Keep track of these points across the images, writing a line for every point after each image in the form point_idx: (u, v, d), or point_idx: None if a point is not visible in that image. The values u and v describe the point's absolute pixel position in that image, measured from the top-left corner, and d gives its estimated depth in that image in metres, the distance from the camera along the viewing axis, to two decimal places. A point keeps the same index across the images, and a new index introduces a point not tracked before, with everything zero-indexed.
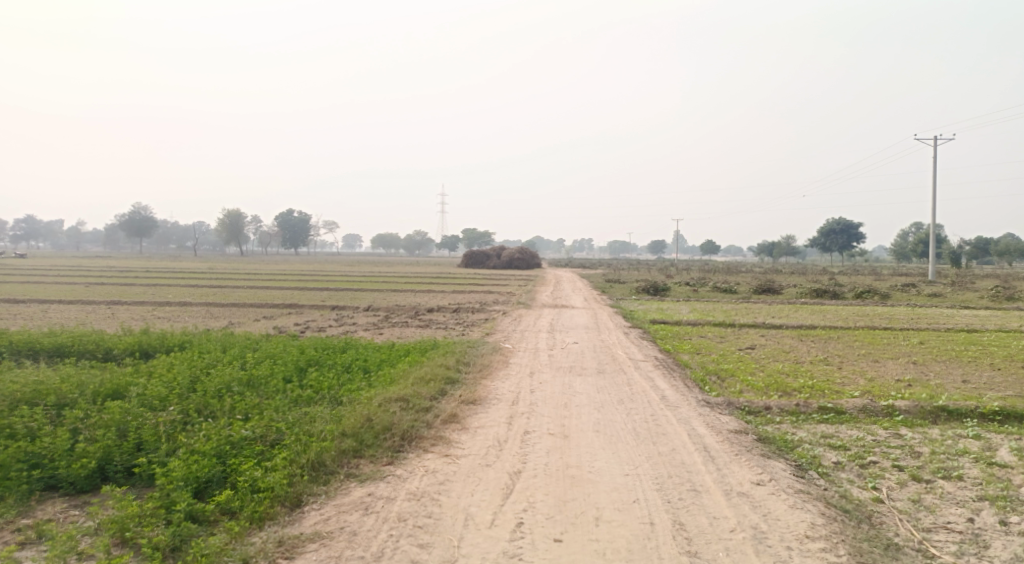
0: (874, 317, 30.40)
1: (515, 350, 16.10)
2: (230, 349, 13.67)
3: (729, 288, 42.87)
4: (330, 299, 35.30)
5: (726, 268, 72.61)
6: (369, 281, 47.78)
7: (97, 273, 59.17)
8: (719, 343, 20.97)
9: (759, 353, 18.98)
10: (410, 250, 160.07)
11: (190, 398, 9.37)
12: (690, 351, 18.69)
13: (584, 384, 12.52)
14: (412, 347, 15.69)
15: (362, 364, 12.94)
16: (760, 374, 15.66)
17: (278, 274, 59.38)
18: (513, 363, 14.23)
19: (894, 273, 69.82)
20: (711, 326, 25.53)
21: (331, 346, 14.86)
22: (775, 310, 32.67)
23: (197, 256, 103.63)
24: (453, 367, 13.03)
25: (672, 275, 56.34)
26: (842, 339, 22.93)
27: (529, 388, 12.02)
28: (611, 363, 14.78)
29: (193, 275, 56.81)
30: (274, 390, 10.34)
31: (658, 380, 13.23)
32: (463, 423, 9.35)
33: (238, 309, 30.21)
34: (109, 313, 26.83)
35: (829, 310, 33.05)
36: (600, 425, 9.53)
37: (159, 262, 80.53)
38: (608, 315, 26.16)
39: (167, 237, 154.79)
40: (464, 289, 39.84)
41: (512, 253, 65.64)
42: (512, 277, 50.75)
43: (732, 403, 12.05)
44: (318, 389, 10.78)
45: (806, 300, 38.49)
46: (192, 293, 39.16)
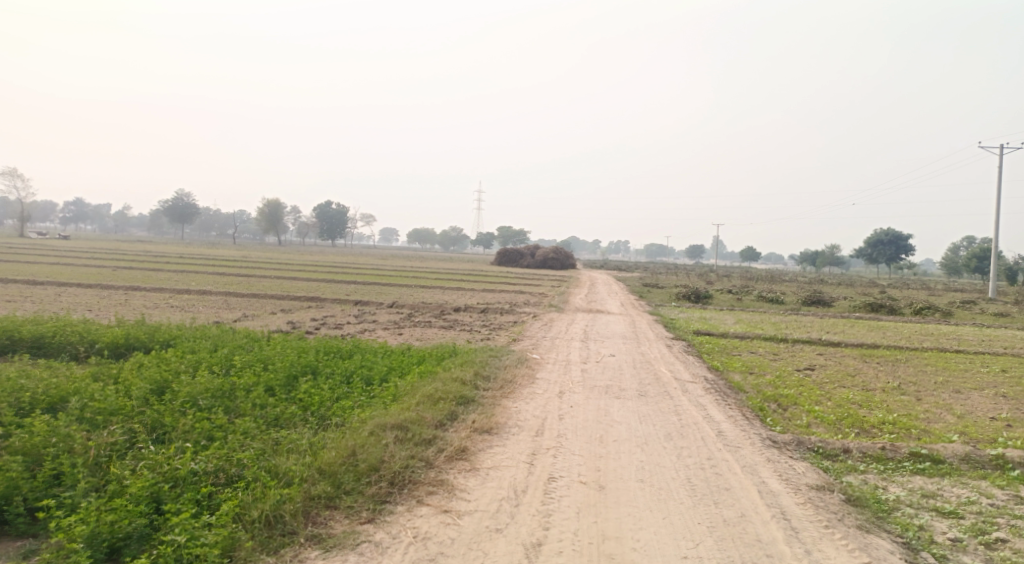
0: (938, 337, 27.74)
1: (544, 362, 14.22)
2: (220, 349, 11.99)
3: (775, 299, 40.31)
4: (353, 293, 33.65)
5: (769, 277, 69.71)
6: (400, 276, 46.20)
7: (131, 257, 58.81)
8: (774, 361, 18.80)
9: (821, 376, 16.82)
10: (446, 246, 159.14)
11: (142, 414, 7.66)
12: (742, 370, 16.60)
13: (624, 411, 10.56)
14: (427, 354, 13.85)
15: (366, 375, 11.11)
16: (827, 404, 13.52)
17: (309, 264, 58.28)
18: (541, 379, 12.32)
19: (948, 288, 66.23)
20: (761, 341, 23.34)
21: (336, 349, 13.06)
22: (829, 324, 30.20)
23: (234, 244, 103.84)
24: (470, 383, 11.13)
25: (714, 282, 53.75)
26: (911, 362, 20.50)
27: (559, 414, 10.10)
28: (655, 385, 12.75)
29: (221, 263, 55.94)
30: (252, 408, 8.59)
31: (712, 409, 11.18)
32: (472, 463, 7.48)
33: (257, 300, 28.80)
34: (122, 300, 25.61)
35: (888, 327, 30.49)
36: (645, 473, 7.60)
37: (197, 249, 80.21)
38: (648, 324, 24.08)
39: (208, 224, 155.98)
40: (495, 288, 38.00)
41: (547, 253, 63.66)
42: (547, 277, 48.84)
43: (803, 442, 10.10)
44: (306, 407, 8.99)
45: (860, 315, 35.75)
46: (215, 281, 37.90)
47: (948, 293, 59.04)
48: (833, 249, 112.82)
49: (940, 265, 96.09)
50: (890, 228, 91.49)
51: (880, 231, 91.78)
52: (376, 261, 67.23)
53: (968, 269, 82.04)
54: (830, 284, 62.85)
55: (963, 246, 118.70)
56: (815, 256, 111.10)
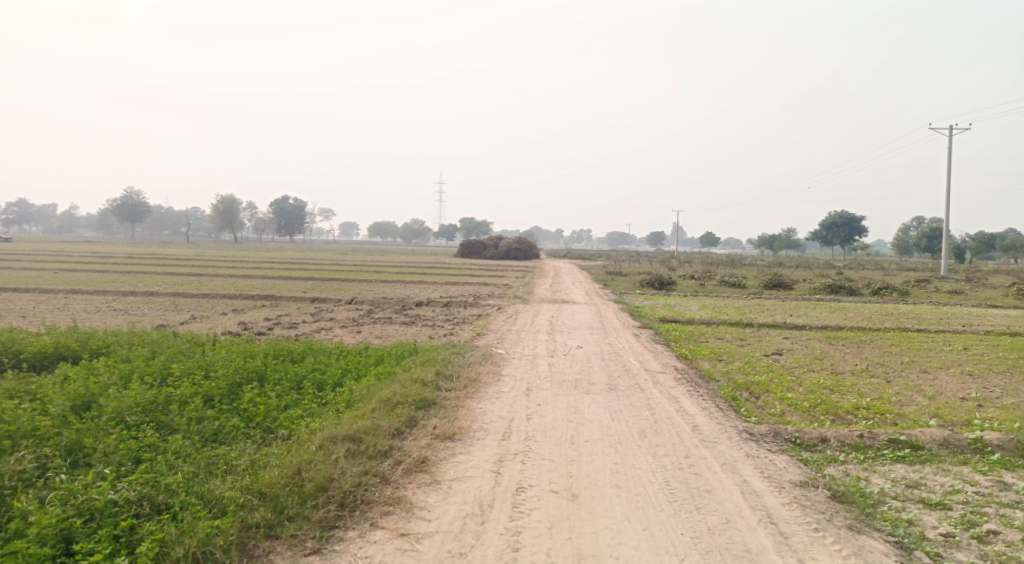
0: (899, 317, 27.83)
1: (509, 357, 13.62)
2: (159, 356, 11.16)
3: (737, 283, 40.30)
4: (311, 290, 32.61)
5: (729, 261, 70.13)
6: (359, 271, 45.17)
7: (78, 258, 56.58)
8: (741, 347, 18.49)
9: (789, 360, 16.53)
10: (407, 239, 157.64)
11: (58, 434, 6.92)
12: (710, 357, 16.24)
13: (594, 407, 10.01)
14: (386, 354, 13.14)
15: (317, 379, 10.40)
16: (799, 390, 13.17)
17: (265, 261, 56.88)
18: (506, 376, 11.69)
19: (902, 267, 67.32)
20: (726, 326, 23.08)
21: (287, 351, 12.30)
22: (791, 307, 30.16)
23: (189, 242, 101.15)
24: (431, 384, 10.47)
25: (675, 269, 53.70)
26: (876, 343, 20.36)
27: (526, 413, 9.49)
28: (624, 378, 12.23)
29: (174, 262, 54.24)
30: (187, 424, 7.87)
31: (685, 401, 10.68)
32: (433, 475, 6.84)
33: (208, 301, 27.69)
34: (62, 305, 24.35)
35: (850, 308, 30.55)
36: (621, 478, 7.06)
37: (150, 249, 77.77)
38: (613, 313, 23.63)
39: (161, 223, 152.12)
40: (457, 280, 37.27)
41: (509, 243, 63.10)
42: (509, 268, 48.23)
43: (779, 432, 9.69)
44: (249, 419, 8.28)
45: (821, 297, 35.86)
46: (166, 282, 36.48)
47: (903, 273, 59.96)
48: (789, 232, 114.44)
49: (893, 246, 97.94)
50: (843, 210, 92.88)
51: (834, 213, 93.20)
52: (335, 256, 65.89)
53: (919, 249, 83.72)
54: (789, 267, 63.37)
55: (912, 226, 121.30)
56: (772, 240, 112.42)
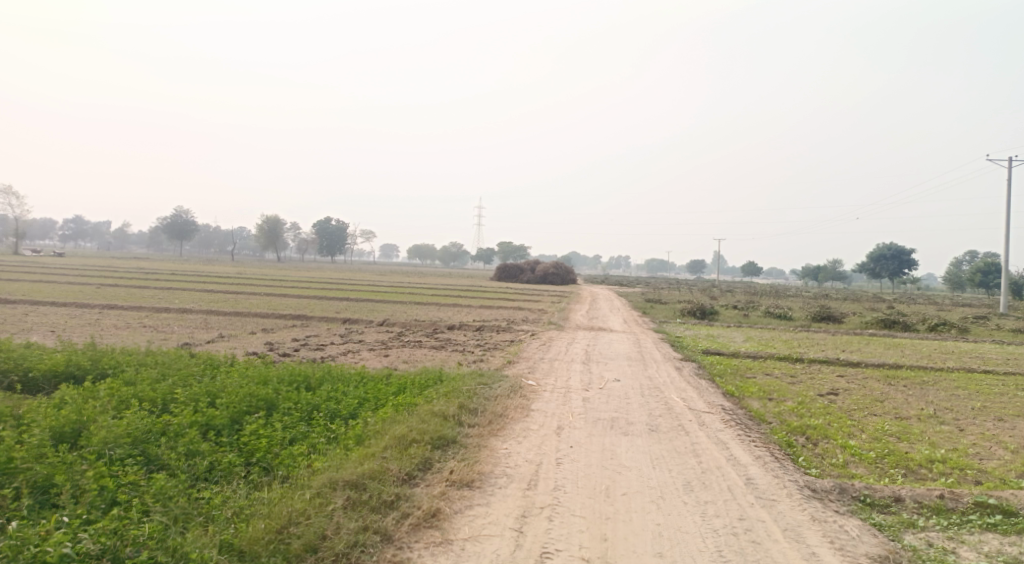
0: (961, 356, 26.02)
1: (541, 389, 12.65)
2: (166, 379, 10.41)
3: (783, 314, 38.61)
4: (344, 310, 32.03)
5: (773, 292, 68.10)
6: (395, 292, 44.64)
7: (124, 274, 57.22)
8: (793, 385, 17.20)
9: (847, 402, 15.24)
10: (446, 261, 157.81)
11: (27, 467, 6.15)
12: (760, 395, 15.04)
13: (633, 451, 8.95)
14: (409, 382, 12.24)
15: (330, 409, 9.55)
16: (861, 437, 11.94)
17: (303, 280, 56.71)
18: (536, 412, 10.70)
19: (957, 303, 64.57)
20: (774, 361, 21.76)
21: (303, 377, 11.46)
22: (842, 342, 28.59)
23: (233, 260, 102.34)
24: (452, 419, 9.53)
25: (718, 298, 51.98)
26: (941, 384, 18.83)
27: (556, 457, 8.48)
28: (666, 417, 11.11)
29: (214, 280, 54.43)
30: (178, 458, 7.04)
31: (736, 448, 9.56)
32: (444, 532, 5.91)
33: (240, 319, 27.25)
34: (94, 320, 24.10)
35: (906, 345, 28.84)
36: (664, 544, 6.05)
37: (195, 266, 78.70)
38: (654, 343, 22.40)
39: (208, 240, 154.92)
40: (492, 304, 36.36)
41: (547, 268, 62.32)
42: (547, 293, 47.27)
43: (846, 488, 8.55)
44: (248, 454, 7.44)
45: (874, 332, 33.98)
46: (201, 299, 36.24)
47: (957, 308, 57.35)
48: (835, 264, 111.36)
49: (946, 280, 94.50)
50: (893, 242, 90.00)
51: (882, 245, 90.44)
52: (373, 277, 65.74)
53: (973, 285, 80.50)
54: (836, 300, 61.22)
55: (965, 260, 117.21)
56: (816, 271, 109.48)
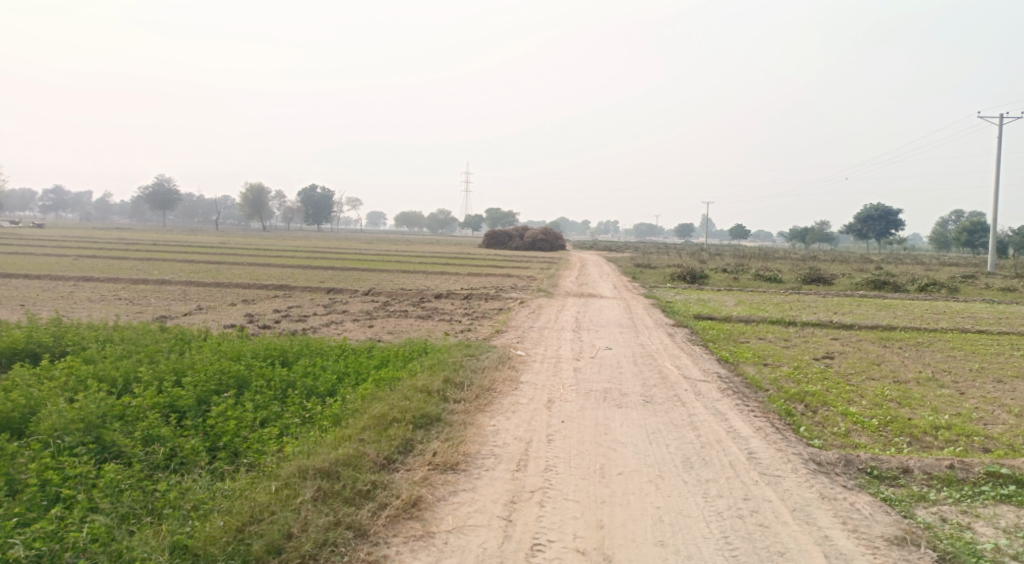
0: (953, 316, 25.72)
1: (530, 359, 12.12)
2: (131, 356, 9.81)
3: (773, 277, 38.23)
4: (328, 280, 31.34)
5: (761, 254, 67.85)
6: (381, 260, 43.93)
7: (104, 245, 56.09)
8: (787, 349, 16.78)
9: (844, 366, 14.83)
10: (433, 229, 156.60)
11: None
12: (755, 361, 14.59)
13: (628, 426, 8.45)
14: (392, 354, 11.69)
15: (306, 386, 9.00)
16: (862, 403, 11.50)
17: (287, 250, 55.80)
18: (525, 384, 10.18)
19: (944, 262, 64.54)
20: (767, 324, 21.34)
21: (279, 352, 10.90)
22: (834, 304, 28.24)
23: (218, 230, 100.98)
24: (437, 395, 9.00)
25: (706, 261, 51.60)
26: (936, 345, 18.48)
27: (547, 433, 7.96)
28: (661, 387, 10.63)
29: (196, 250, 53.50)
30: (136, 445, 6.50)
31: (735, 419, 9.08)
32: (426, 524, 5.42)
33: (219, 290, 26.52)
34: (68, 293, 23.34)
35: (898, 306, 28.53)
36: (664, 532, 5.61)
37: (177, 236, 77.43)
38: (644, 309, 21.90)
39: (191, 209, 153.01)
40: (479, 271, 35.74)
41: (535, 233, 61.65)
42: (536, 259, 46.73)
43: (851, 461, 8.10)
44: (213, 439, 6.91)
45: (865, 293, 33.64)
46: (181, 270, 35.38)
47: (945, 268, 57.30)
48: (822, 225, 111.25)
49: (933, 240, 94.62)
50: (880, 202, 89.80)
51: (870, 206, 90.27)
52: (359, 246, 64.85)
53: (960, 244, 80.65)
54: (824, 261, 61.04)
55: (951, 220, 117.45)
56: (804, 233, 109.39)
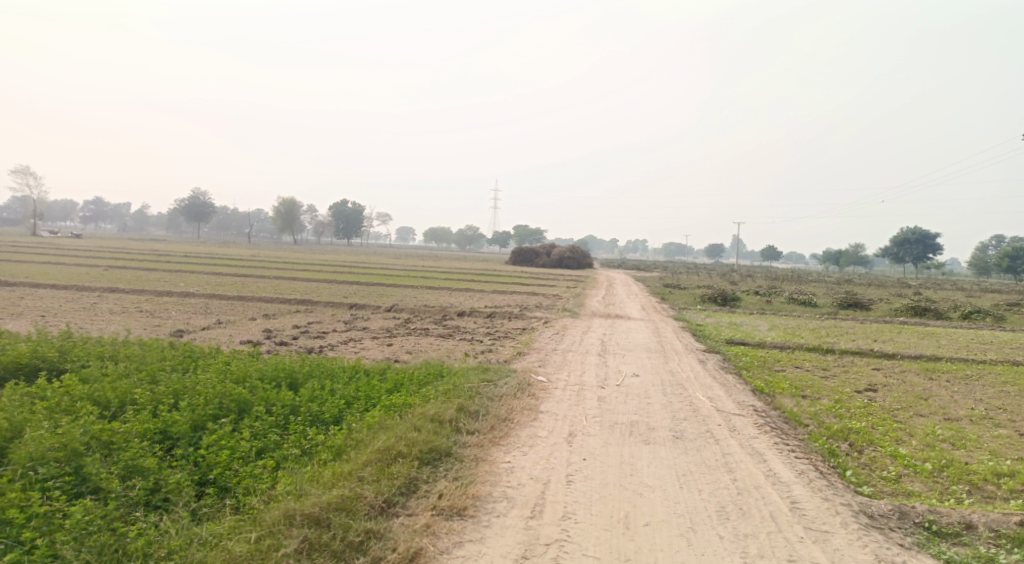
0: (1001, 347, 24.45)
1: (553, 386, 11.40)
2: (131, 376, 9.26)
3: (807, 301, 37.09)
4: (353, 295, 30.99)
5: (794, 277, 66.37)
6: (408, 276, 43.47)
7: (136, 255, 56.48)
8: (827, 379, 15.86)
9: (889, 400, 13.89)
10: (462, 245, 156.71)
11: None
12: (793, 392, 13.72)
13: (657, 466, 7.71)
14: (407, 377, 11.04)
15: (311, 412, 8.39)
16: (912, 443, 10.61)
17: (315, 263, 55.76)
18: (546, 415, 9.47)
19: (984, 289, 62.46)
20: (803, 351, 20.37)
21: (288, 373, 10.31)
22: (873, 331, 27.08)
23: (249, 243, 101.87)
24: (449, 425, 8.34)
25: (737, 283, 50.42)
26: (986, 379, 17.39)
27: (566, 473, 7.27)
28: (693, 421, 9.85)
29: (225, 262, 53.62)
30: (115, 478, 5.91)
31: (775, 461, 8.29)
32: None
33: (242, 304, 26.21)
34: (90, 304, 23.13)
35: (941, 334, 27.28)
36: None
37: (208, 248, 78.01)
38: (675, 332, 21.07)
39: (225, 222, 154.83)
40: (506, 289, 35.11)
41: (563, 252, 60.97)
42: (564, 277, 45.98)
43: (907, 513, 7.29)
44: (202, 472, 6.32)
45: (904, 320, 32.35)
46: (207, 282, 35.20)
47: (987, 295, 55.37)
48: (856, 248, 109.14)
49: (973, 266, 92.05)
50: (917, 226, 87.62)
51: (906, 230, 88.16)
52: (387, 260, 64.64)
53: (1001, 271, 78.26)
54: (861, 285, 59.39)
55: (991, 246, 114.40)
56: (837, 255, 107.38)
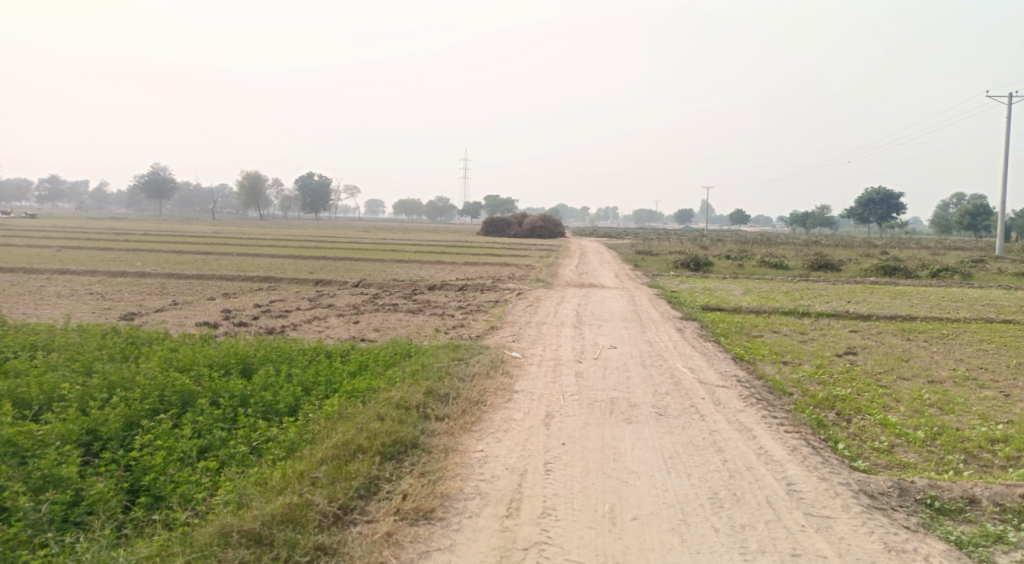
0: (973, 304, 24.33)
1: (527, 363, 10.75)
2: (62, 368, 8.44)
3: (778, 263, 36.86)
4: (318, 271, 30.03)
5: (764, 240, 66.38)
6: (375, 249, 42.41)
7: (93, 235, 54.48)
8: (806, 344, 15.47)
9: (872, 364, 13.49)
10: (432, 216, 155.07)
11: None
12: (774, 359, 13.25)
13: (641, 448, 7.13)
14: (370, 359, 10.32)
15: (263, 402, 7.68)
16: (901, 410, 10.17)
17: (281, 238, 54.33)
18: (519, 395, 8.83)
19: (948, 246, 63.08)
20: (780, 316, 19.97)
21: (240, 359, 9.53)
22: (847, 292, 26.84)
23: (212, 219, 99.60)
24: (416, 411, 7.69)
25: (708, 248, 50.14)
26: (964, 338, 17.14)
27: (544, 460, 6.66)
28: (676, 396, 9.29)
29: (187, 239, 52.00)
30: (27, 492, 5.21)
31: (765, 437, 7.76)
32: None
33: (200, 283, 25.14)
34: (36, 288, 21.96)
35: (913, 294, 27.16)
36: None
37: (169, 225, 75.97)
38: (649, 300, 20.55)
39: (188, 200, 151.49)
40: (476, 260, 34.29)
41: (534, 221, 60.27)
42: (535, 247, 45.28)
43: (907, 489, 6.81)
44: (133, 479, 5.62)
45: (875, 280, 32.27)
46: (165, 261, 33.88)
47: (952, 252, 55.80)
48: (823, 210, 109.92)
49: (936, 225, 93.13)
50: (882, 186, 88.24)
51: (871, 190, 88.70)
52: (354, 234, 63.37)
53: (964, 229, 79.16)
54: (830, 246, 59.51)
55: (953, 204, 116.00)
56: (804, 217, 108.05)
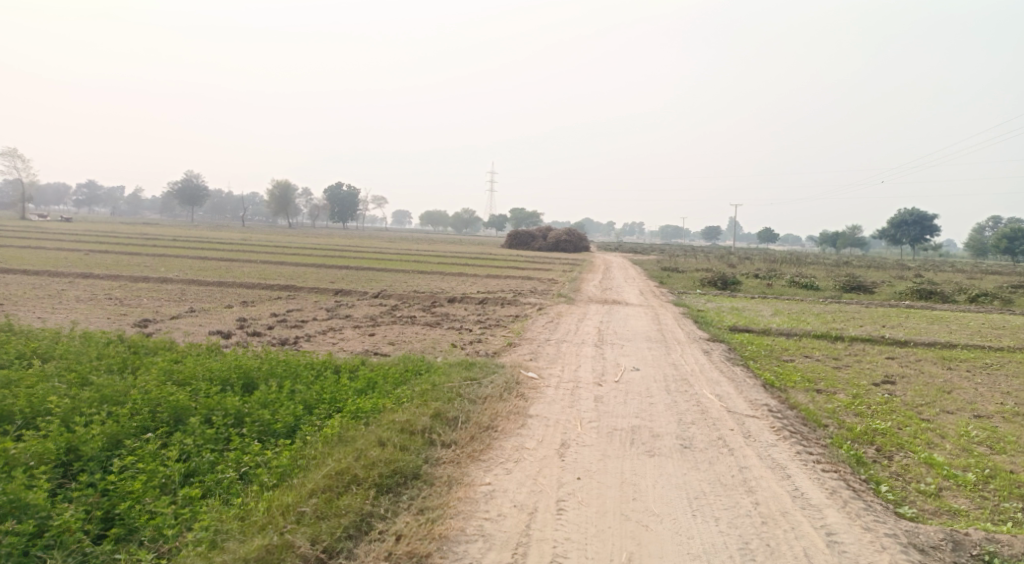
0: (1014, 332, 23.28)
1: (544, 385, 10.15)
2: (55, 379, 8.03)
3: (809, 284, 35.87)
4: (339, 280, 29.73)
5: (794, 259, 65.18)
6: (399, 259, 42.13)
7: (121, 240, 54.88)
8: (840, 370, 14.70)
9: (911, 394, 12.70)
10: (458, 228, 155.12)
11: None
12: (807, 387, 12.52)
13: (663, 486, 6.52)
14: (380, 376, 9.79)
15: (261, 421, 7.19)
16: (946, 447, 9.42)
17: (306, 246, 54.21)
18: (534, 421, 8.24)
19: (984, 270, 61.39)
20: (812, 340, 19.16)
21: (242, 372, 9.06)
22: (881, 315, 25.89)
23: (241, 226, 100.32)
24: (421, 436, 7.17)
25: (736, 266, 49.27)
26: (1007, 368, 16.24)
27: (557, 496, 6.09)
28: (702, 426, 8.64)
29: (213, 245, 52.09)
30: None
31: (799, 477, 7.10)
32: None
33: (219, 290, 24.89)
34: (55, 291, 21.82)
35: (951, 319, 26.11)
36: None
37: (198, 231, 76.37)
38: (674, 319, 19.87)
39: (219, 206, 153.12)
40: (499, 273, 33.79)
41: (559, 235, 59.72)
42: (559, 261, 44.69)
43: (962, 543, 6.09)
44: (106, 508, 5.17)
45: (909, 304, 31.25)
46: (188, 267, 33.76)
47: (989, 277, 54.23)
48: (854, 230, 108.04)
49: (972, 248, 91.00)
50: (916, 208, 86.44)
51: (905, 211, 86.93)
52: (379, 243, 63.13)
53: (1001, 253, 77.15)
54: (862, 267, 58.17)
55: (989, 227, 113.45)
56: (835, 238, 106.33)
